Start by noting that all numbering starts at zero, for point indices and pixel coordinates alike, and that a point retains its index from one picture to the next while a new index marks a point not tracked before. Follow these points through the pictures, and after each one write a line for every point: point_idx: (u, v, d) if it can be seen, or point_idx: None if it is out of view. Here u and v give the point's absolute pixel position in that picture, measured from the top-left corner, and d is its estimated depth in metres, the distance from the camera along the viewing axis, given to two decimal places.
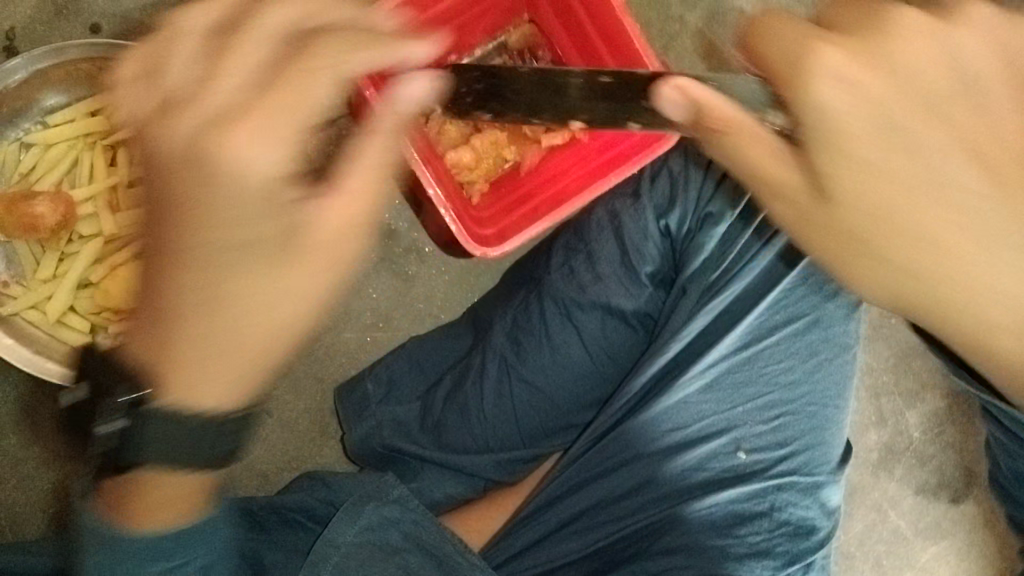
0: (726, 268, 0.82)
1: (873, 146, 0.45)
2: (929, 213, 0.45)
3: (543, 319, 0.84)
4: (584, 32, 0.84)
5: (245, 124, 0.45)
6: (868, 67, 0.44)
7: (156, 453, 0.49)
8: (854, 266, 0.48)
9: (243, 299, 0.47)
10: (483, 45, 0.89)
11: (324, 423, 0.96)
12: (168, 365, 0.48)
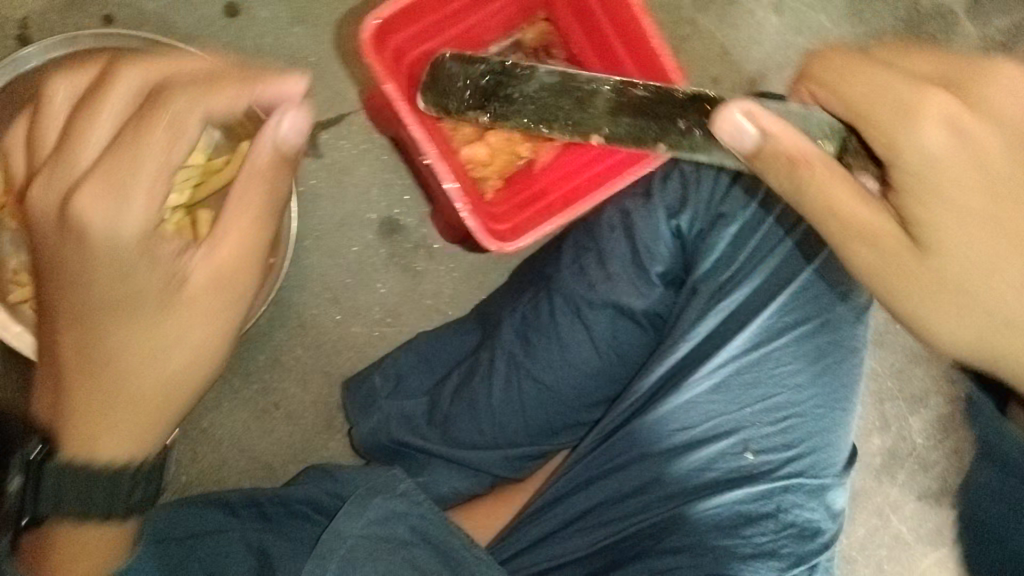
0: (736, 270, 0.83)
1: (971, 193, 0.56)
2: (1010, 261, 0.57)
3: (554, 317, 0.85)
4: (600, 31, 0.84)
5: (93, 189, 0.52)
6: (969, 121, 0.56)
7: (66, 503, 0.58)
8: (939, 312, 0.58)
9: (138, 346, 0.57)
10: (498, 42, 0.89)
11: (330, 417, 0.96)
12: (90, 412, 0.58)
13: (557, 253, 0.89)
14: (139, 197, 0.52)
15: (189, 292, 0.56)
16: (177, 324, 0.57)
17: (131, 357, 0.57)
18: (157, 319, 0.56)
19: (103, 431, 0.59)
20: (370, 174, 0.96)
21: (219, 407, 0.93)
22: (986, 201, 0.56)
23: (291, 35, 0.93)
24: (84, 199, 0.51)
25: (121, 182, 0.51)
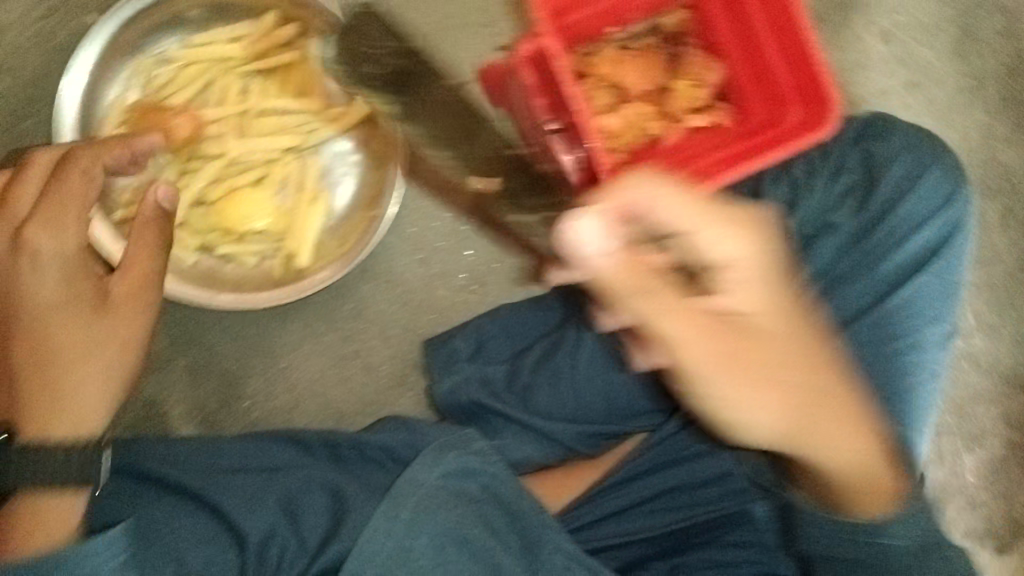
0: (838, 272, 0.85)
1: (696, 317, 0.54)
2: (768, 364, 0.56)
3: None
4: (749, 20, 0.77)
5: (34, 224, 0.66)
6: (745, 240, 0.57)
7: (24, 475, 0.61)
8: (749, 428, 0.57)
9: (67, 343, 0.65)
10: (637, 23, 0.83)
11: (405, 373, 0.98)
12: (43, 403, 0.64)
13: None
14: (70, 227, 0.67)
15: (113, 300, 0.68)
16: (106, 324, 0.67)
17: (66, 348, 0.65)
18: (93, 319, 0.67)
19: (55, 418, 0.64)
20: None
21: (301, 349, 0.96)
22: (769, 293, 0.57)
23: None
24: (34, 232, 0.65)
25: (66, 212, 0.67)
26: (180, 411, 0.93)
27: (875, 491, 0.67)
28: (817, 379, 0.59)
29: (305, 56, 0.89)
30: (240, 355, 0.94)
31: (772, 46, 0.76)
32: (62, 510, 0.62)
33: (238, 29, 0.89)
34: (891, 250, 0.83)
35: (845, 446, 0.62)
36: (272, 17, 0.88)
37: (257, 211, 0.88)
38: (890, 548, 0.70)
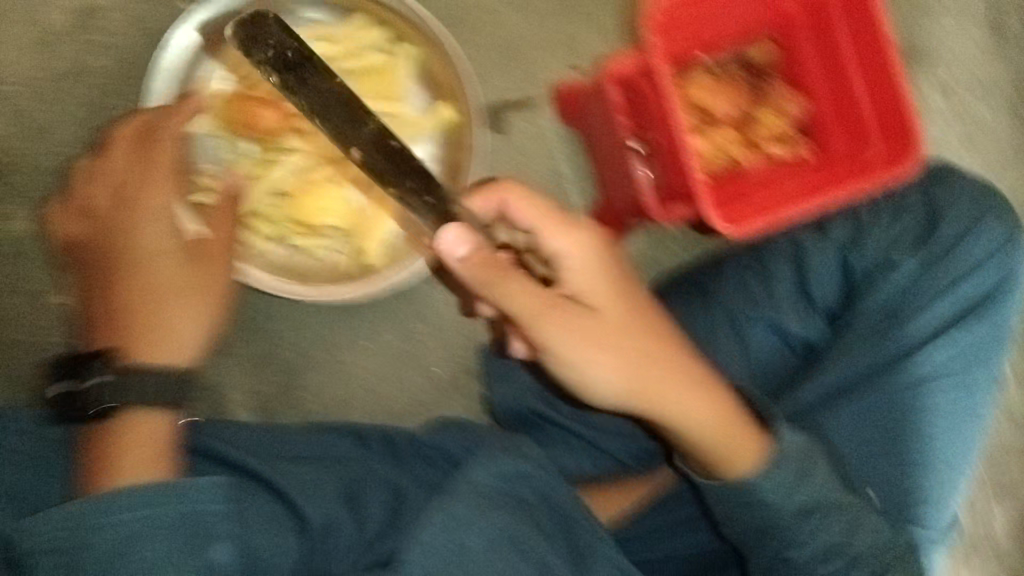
0: (893, 310, 0.85)
1: (523, 279, 0.66)
2: (610, 341, 0.68)
3: (713, 325, 0.87)
4: (836, 51, 0.79)
5: (145, 178, 0.76)
6: (580, 242, 0.69)
7: (132, 392, 0.67)
8: (584, 373, 0.67)
9: (172, 278, 0.74)
10: (726, 53, 0.86)
11: (459, 378, 1.00)
12: (147, 339, 0.71)
13: (716, 272, 0.92)
14: (153, 181, 0.76)
15: (205, 250, 0.78)
16: (196, 270, 0.76)
17: (162, 286, 0.73)
18: (190, 263, 0.75)
19: (156, 348, 0.71)
20: (545, 159, 1.00)
21: (360, 344, 0.99)
22: (606, 279, 0.69)
23: (503, 16, 0.99)
24: (136, 191, 0.75)
25: (157, 170, 0.77)
26: (238, 394, 0.96)
27: (739, 445, 0.69)
28: (665, 358, 0.69)
29: (390, 63, 0.93)
30: (300, 344, 0.98)
31: (853, 82, 0.78)
32: (150, 430, 0.66)
33: (330, 33, 0.92)
34: (935, 300, 0.85)
35: (693, 406, 0.69)
36: (364, 26, 0.93)
37: (332, 207, 0.90)
38: (778, 511, 0.69)
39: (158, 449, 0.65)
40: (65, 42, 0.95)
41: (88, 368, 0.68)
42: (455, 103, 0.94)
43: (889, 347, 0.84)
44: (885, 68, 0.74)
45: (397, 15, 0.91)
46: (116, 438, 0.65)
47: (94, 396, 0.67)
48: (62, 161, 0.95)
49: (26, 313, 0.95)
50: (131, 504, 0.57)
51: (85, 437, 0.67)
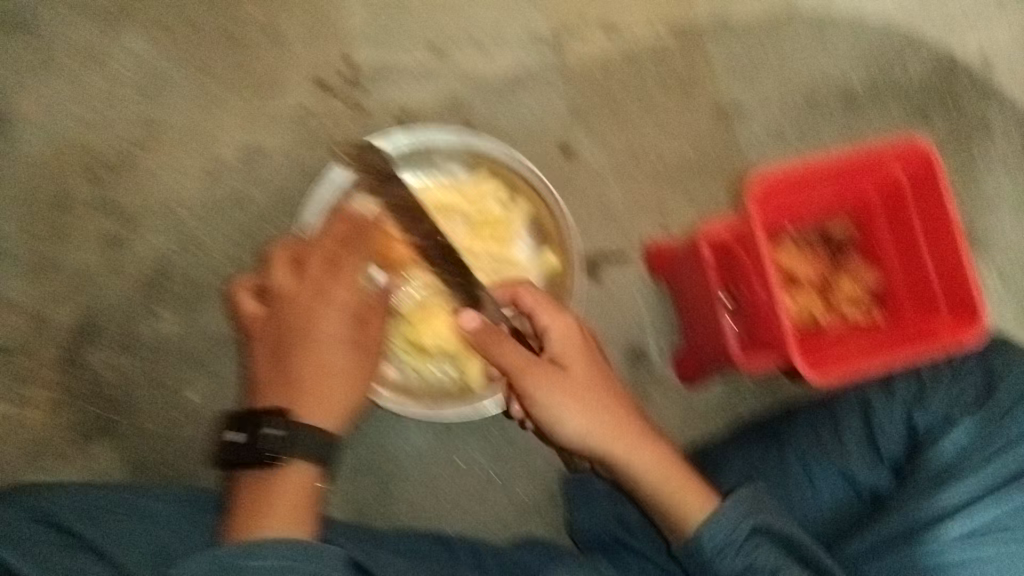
0: (954, 468, 0.84)
1: (500, 342, 0.86)
2: (576, 401, 0.85)
3: (787, 470, 0.94)
4: (910, 228, 0.87)
5: (343, 271, 0.87)
6: (564, 321, 0.87)
7: (295, 447, 0.79)
8: (557, 422, 0.84)
9: (346, 363, 0.84)
10: (816, 221, 0.94)
11: (539, 502, 1.08)
12: (316, 399, 0.82)
13: (793, 421, 1.00)
14: (341, 282, 0.86)
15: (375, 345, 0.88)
16: (364, 361, 0.86)
17: (331, 368, 0.83)
18: (369, 356, 0.86)
19: (321, 408, 0.82)
20: (635, 307, 1.11)
21: (452, 462, 1.08)
22: (577, 350, 0.87)
23: (605, 181, 1.12)
24: (331, 284, 0.86)
25: (341, 270, 0.87)
26: (340, 497, 1.06)
27: (688, 497, 0.83)
28: (627, 415, 0.86)
29: (507, 216, 1.04)
30: (398, 455, 1.07)
31: (928, 266, 0.86)
32: (305, 482, 0.78)
33: (457, 185, 1.03)
34: (988, 459, 0.83)
35: (646, 462, 0.85)
36: (488, 181, 1.03)
37: (443, 337, 0.99)
38: (702, 544, 0.80)
39: (307, 501, 0.77)
40: (230, 174, 1.12)
41: (263, 424, 0.79)
42: (561, 251, 1.04)
43: (930, 504, 0.82)
44: (953, 260, 0.82)
45: (518, 177, 1.04)
46: (274, 490, 0.77)
47: (269, 446, 0.78)
48: (213, 276, 1.11)
49: (168, 406, 1.09)
50: (274, 555, 0.69)
51: (245, 488, 0.79)
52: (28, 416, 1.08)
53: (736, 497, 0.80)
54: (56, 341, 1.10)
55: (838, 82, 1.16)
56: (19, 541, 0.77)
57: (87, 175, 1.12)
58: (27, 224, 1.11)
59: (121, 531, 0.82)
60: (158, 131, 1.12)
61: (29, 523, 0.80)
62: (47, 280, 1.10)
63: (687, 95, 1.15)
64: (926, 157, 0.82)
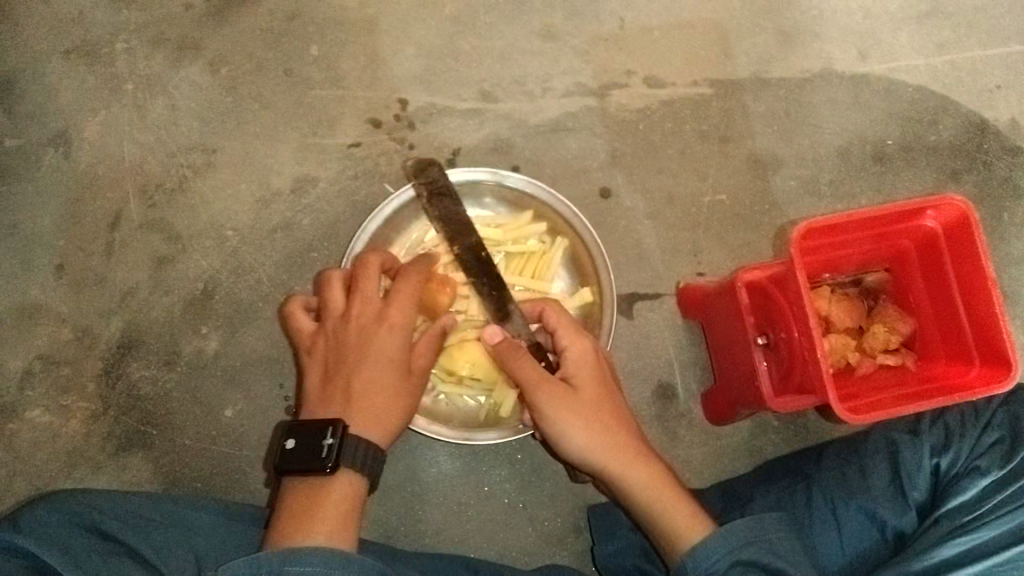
0: (980, 515, 0.86)
1: (518, 358, 0.90)
2: (582, 415, 0.87)
3: (811, 508, 0.95)
4: (942, 281, 0.89)
5: (397, 297, 0.88)
6: (584, 344, 0.91)
7: (346, 457, 0.81)
8: (561, 432, 0.87)
9: (388, 386, 0.86)
10: (847, 274, 0.97)
11: (564, 532, 1.08)
12: (371, 416, 0.85)
13: (819, 463, 1.01)
14: (394, 305, 0.88)
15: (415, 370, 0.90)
16: (407, 385, 0.88)
17: (386, 387, 0.86)
18: (410, 380, 0.88)
19: (377, 424, 0.85)
20: (666, 346, 1.14)
21: (480, 489, 1.09)
22: (592, 371, 0.89)
23: (641, 225, 1.16)
24: (392, 307, 0.87)
25: (403, 295, 0.88)
26: (368, 520, 1.07)
27: (683, 524, 0.83)
28: (625, 437, 0.87)
29: (545, 250, 1.06)
30: (427, 480, 1.09)
31: (963, 317, 0.87)
32: (352, 490, 0.81)
33: (498, 220, 1.06)
34: (1008, 508, 0.86)
35: (642, 483, 0.86)
36: (528, 216, 1.06)
37: (477, 365, 1.01)
38: (686, 570, 0.80)
39: (353, 510, 0.80)
40: (279, 202, 1.16)
41: (317, 433, 0.81)
42: (594, 284, 1.06)
43: (944, 550, 0.83)
44: (986, 313, 0.84)
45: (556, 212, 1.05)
46: (322, 498, 0.80)
47: (322, 455, 0.80)
48: (255, 295, 1.14)
49: (203, 422, 1.11)
50: (316, 562, 0.71)
51: (291, 492, 0.81)
52: (67, 426, 1.11)
53: (726, 532, 0.80)
54: (100, 354, 1.12)
55: (872, 140, 1.20)
56: (70, 547, 0.78)
57: (142, 197, 1.16)
58: (81, 240, 1.15)
59: (164, 541, 0.84)
60: (213, 158, 1.17)
61: (76, 530, 0.81)
62: (96, 295, 1.14)
63: (724, 145, 1.19)
64: (964, 214, 0.84)
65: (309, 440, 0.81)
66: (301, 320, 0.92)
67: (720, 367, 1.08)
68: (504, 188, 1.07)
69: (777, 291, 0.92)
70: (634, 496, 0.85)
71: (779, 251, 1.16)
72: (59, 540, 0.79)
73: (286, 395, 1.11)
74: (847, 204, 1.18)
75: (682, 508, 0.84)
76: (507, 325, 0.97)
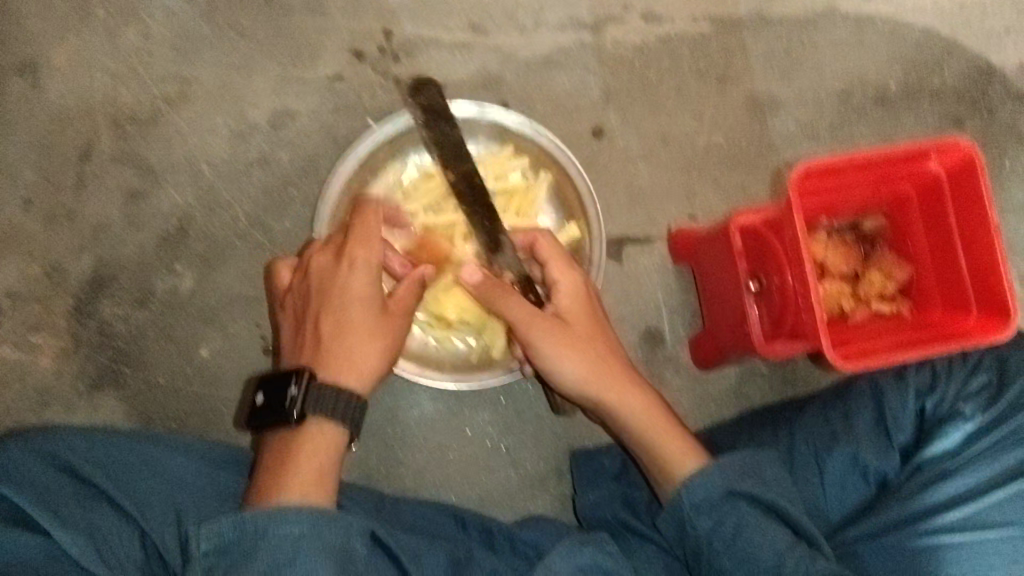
0: (961, 461, 0.86)
1: (507, 300, 0.88)
2: (572, 349, 0.88)
3: (794, 456, 0.93)
4: (944, 228, 0.86)
5: (359, 242, 0.85)
6: (572, 277, 0.91)
7: (311, 406, 0.79)
8: (551, 362, 0.88)
9: (361, 329, 0.83)
10: (843, 220, 0.94)
11: (547, 477, 1.07)
12: (336, 357, 0.82)
13: (804, 412, 0.99)
14: (361, 244, 0.85)
15: (395, 311, 0.86)
16: (383, 324, 0.84)
17: (355, 327, 0.83)
18: (385, 320, 0.85)
19: (344, 365, 0.82)
20: (654, 291, 1.11)
21: (462, 433, 1.06)
22: (581, 305, 0.90)
23: (634, 166, 1.12)
24: (353, 248, 0.85)
25: (371, 238, 0.86)
26: (347, 463, 1.05)
27: (676, 454, 0.86)
28: (619, 366, 0.89)
29: (530, 185, 1.02)
30: (407, 423, 1.06)
31: (962, 263, 0.84)
32: (324, 438, 0.78)
33: (479, 157, 1.01)
34: (991, 454, 0.85)
35: (637, 410, 0.89)
36: (509, 150, 1.01)
37: (465, 309, 0.98)
38: (681, 501, 0.83)
39: (328, 459, 0.77)
40: (257, 134, 1.11)
41: (284, 384, 0.80)
42: (581, 222, 1.02)
43: (928, 497, 0.85)
44: (985, 259, 0.81)
45: (538, 146, 1.02)
46: (293, 451, 0.77)
47: (287, 406, 0.79)
48: (232, 231, 1.10)
49: (178, 362, 1.08)
50: (300, 522, 0.69)
51: (269, 446, 0.80)
52: (38, 364, 1.07)
53: (719, 465, 0.83)
54: (71, 291, 1.09)
55: (874, 82, 1.16)
56: (42, 492, 0.77)
57: (114, 128, 1.11)
58: (49, 173, 1.10)
59: (142, 489, 0.81)
60: (188, 89, 1.12)
61: (52, 473, 0.79)
62: (66, 230, 1.10)
63: (722, 85, 1.14)
64: (969, 157, 0.81)
65: (276, 396, 0.79)
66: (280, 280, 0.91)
67: (709, 316, 1.05)
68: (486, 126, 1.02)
69: (774, 241, 0.88)
70: (627, 423, 0.88)
71: (773, 195, 1.13)
72: (34, 485, 0.77)
73: (263, 335, 1.08)
74: (845, 147, 1.15)
75: (677, 437, 0.87)
76: (499, 257, 0.94)
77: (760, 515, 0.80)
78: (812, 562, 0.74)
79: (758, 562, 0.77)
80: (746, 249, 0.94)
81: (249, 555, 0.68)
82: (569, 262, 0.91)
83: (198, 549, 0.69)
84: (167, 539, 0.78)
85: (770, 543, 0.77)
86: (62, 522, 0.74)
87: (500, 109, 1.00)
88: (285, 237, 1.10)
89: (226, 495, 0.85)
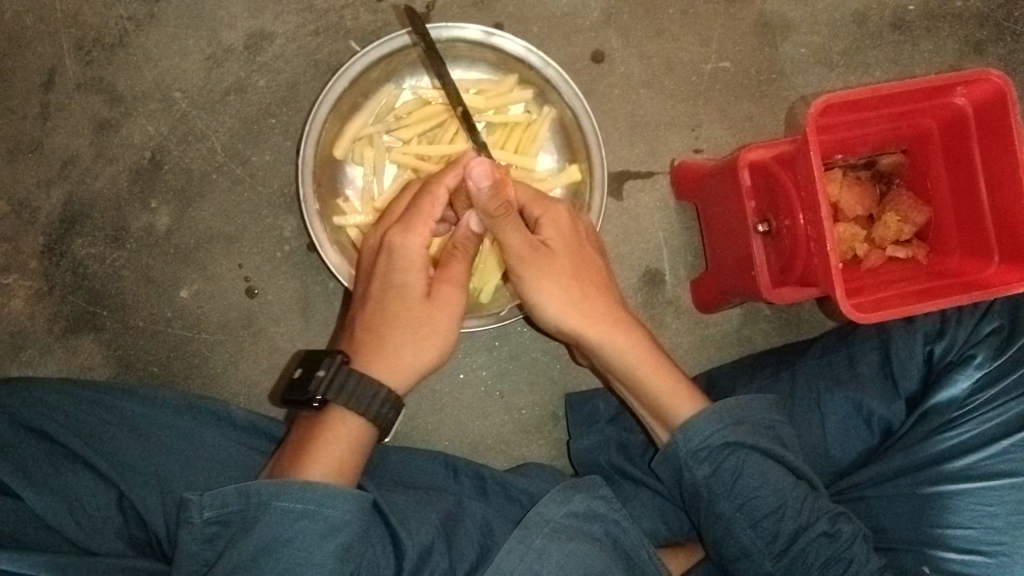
0: (969, 410, 0.84)
1: (516, 243, 0.79)
2: (571, 284, 0.81)
3: (794, 399, 0.91)
4: (967, 166, 0.81)
5: (400, 228, 0.77)
6: (555, 211, 0.83)
7: (338, 392, 0.73)
8: (538, 288, 0.81)
9: (399, 300, 0.76)
10: (861, 156, 0.87)
11: (542, 421, 1.04)
12: (374, 320, 0.77)
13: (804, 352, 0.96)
14: (417, 231, 0.77)
15: (443, 284, 0.78)
16: (449, 290, 0.78)
17: (394, 298, 0.76)
18: (438, 292, 0.77)
19: (388, 363, 0.76)
20: (655, 229, 1.06)
21: (455, 376, 1.03)
22: (575, 241, 0.83)
23: (637, 94, 1.06)
24: (392, 233, 0.77)
25: (418, 220, 0.77)
26: None
27: (669, 395, 0.83)
28: (607, 304, 0.83)
29: (532, 120, 0.94)
30: None
31: (984, 205, 0.80)
32: (350, 431, 0.74)
33: (481, 85, 0.94)
34: (993, 403, 0.84)
35: (627, 347, 0.83)
36: (512, 81, 0.93)
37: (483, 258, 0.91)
38: (677, 446, 0.80)
39: (351, 451, 0.73)
40: (232, 59, 1.03)
41: (314, 363, 0.74)
42: (583, 161, 0.95)
43: (931, 446, 0.84)
44: (1011, 199, 0.76)
45: (545, 79, 0.92)
46: (315, 435, 0.74)
47: (312, 389, 0.73)
48: (208, 166, 1.03)
49: (156, 304, 1.03)
50: (303, 500, 0.66)
51: (297, 428, 0.77)
52: (10, 306, 1.03)
53: (716, 411, 0.80)
54: (41, 230, 1.03)
55: (893, 5, 1.09)
56: (13, 454, 0.73)
57: (78, 52, 1.03)
58: (9, 101, 1.03)
59: (120, 450, 0.77)
60: (157, 9, 1.03)
61: (21, 433, 0.75)
62: (32, 164, 1.03)
63: (731, 6, 1.07)
64: (999, 91, 0.75)
65: (304, 373, 0.74)
66: (314, 220, 0.89)
67: (712, 249, 1.01)
68: (485, 49, 0.93)
69: (789, 183, 0.82)
70: (615, 363, 0.84)
71: (781, 127, 1.07)
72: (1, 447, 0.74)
73: (245, 276, 1.03)
74: (860, 74, 1.08)
75: (663, 375, 0.83)
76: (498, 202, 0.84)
77: (761, 459, 0.78)
78: (814, 505, 0.77)
79: (758, 507, 0.78)
80: (756, 180, 0.88)
81: (248, 528, 0.66)
82: (546, 201, 0.83)
83: (199, 516, 0.66)
84: (149, 504, 0.75)
85: (771, 488, 0.77)
86: (32, 484, 0.71)
87: (507, 35, 0.91)
88: (265, 171, 1.03)
89: (213, 456, 0.80)
